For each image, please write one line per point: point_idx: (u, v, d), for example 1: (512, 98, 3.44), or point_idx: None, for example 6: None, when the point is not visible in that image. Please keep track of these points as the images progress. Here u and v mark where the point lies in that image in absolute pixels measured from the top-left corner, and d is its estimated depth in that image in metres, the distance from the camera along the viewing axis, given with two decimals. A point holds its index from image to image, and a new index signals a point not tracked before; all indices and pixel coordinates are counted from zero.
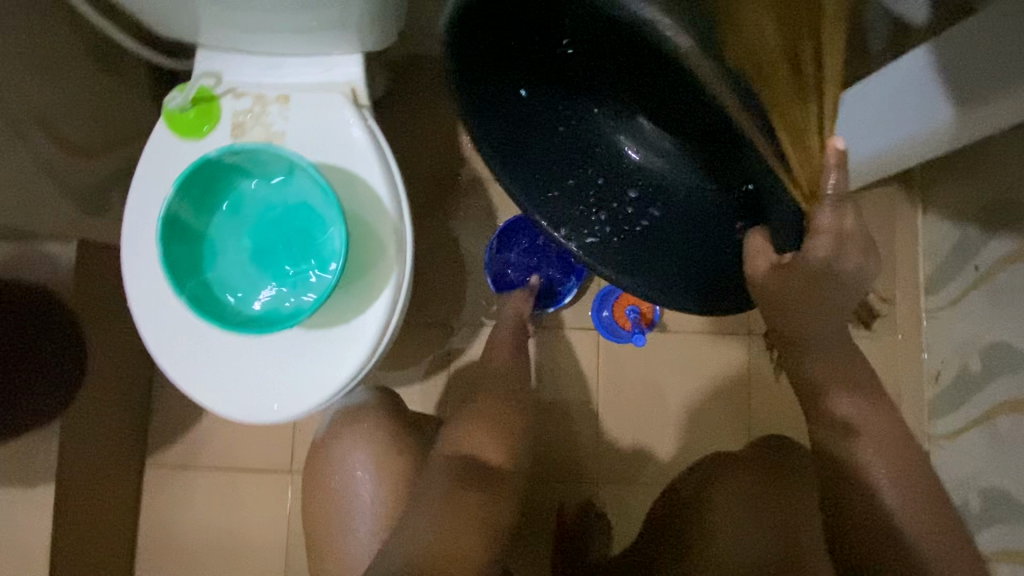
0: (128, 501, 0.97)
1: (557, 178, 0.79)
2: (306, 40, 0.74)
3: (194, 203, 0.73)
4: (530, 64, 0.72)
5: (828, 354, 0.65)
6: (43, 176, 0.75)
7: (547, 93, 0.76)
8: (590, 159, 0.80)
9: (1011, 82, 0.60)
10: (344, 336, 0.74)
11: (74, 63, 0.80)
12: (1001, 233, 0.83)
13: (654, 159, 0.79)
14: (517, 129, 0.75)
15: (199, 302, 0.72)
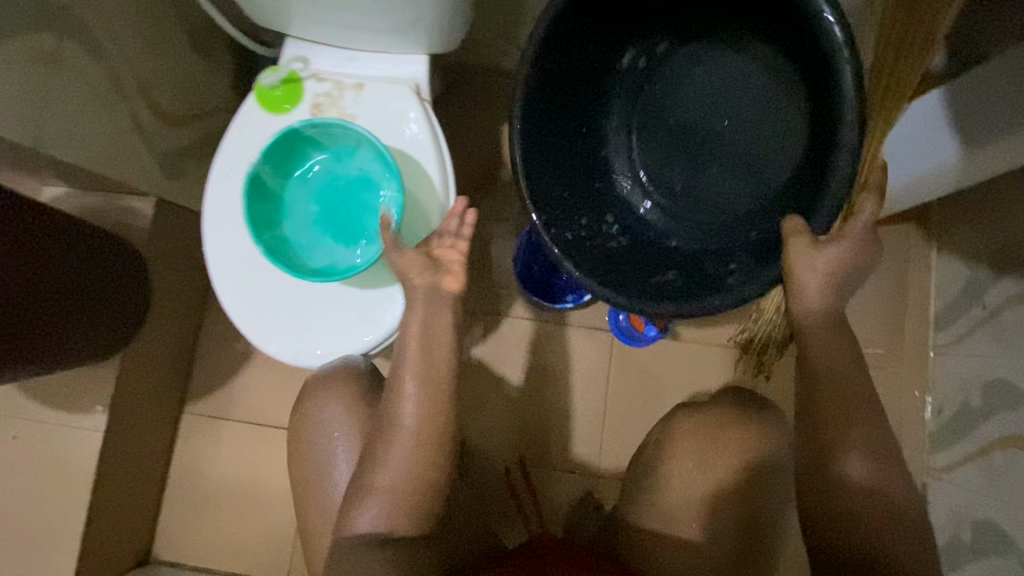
0: (166, 433, 1.11)
1: (564, 178, 0.81)
2: (381, 37, 0.77)
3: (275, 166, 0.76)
4: (583, 62, 0.80)
5: (849, 409, 0.66)
6: (123, 138, 0.88)
7: (578, 99, 0.83)
8: (587, 179, 0.85)
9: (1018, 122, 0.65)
10: (385, 296, 0.77)
11: (169, 44, 0.93)
12: (1008, 276, 0.92)
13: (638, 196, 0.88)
14: (545, 122, 0.77)
15: (273, 252, 0.74)
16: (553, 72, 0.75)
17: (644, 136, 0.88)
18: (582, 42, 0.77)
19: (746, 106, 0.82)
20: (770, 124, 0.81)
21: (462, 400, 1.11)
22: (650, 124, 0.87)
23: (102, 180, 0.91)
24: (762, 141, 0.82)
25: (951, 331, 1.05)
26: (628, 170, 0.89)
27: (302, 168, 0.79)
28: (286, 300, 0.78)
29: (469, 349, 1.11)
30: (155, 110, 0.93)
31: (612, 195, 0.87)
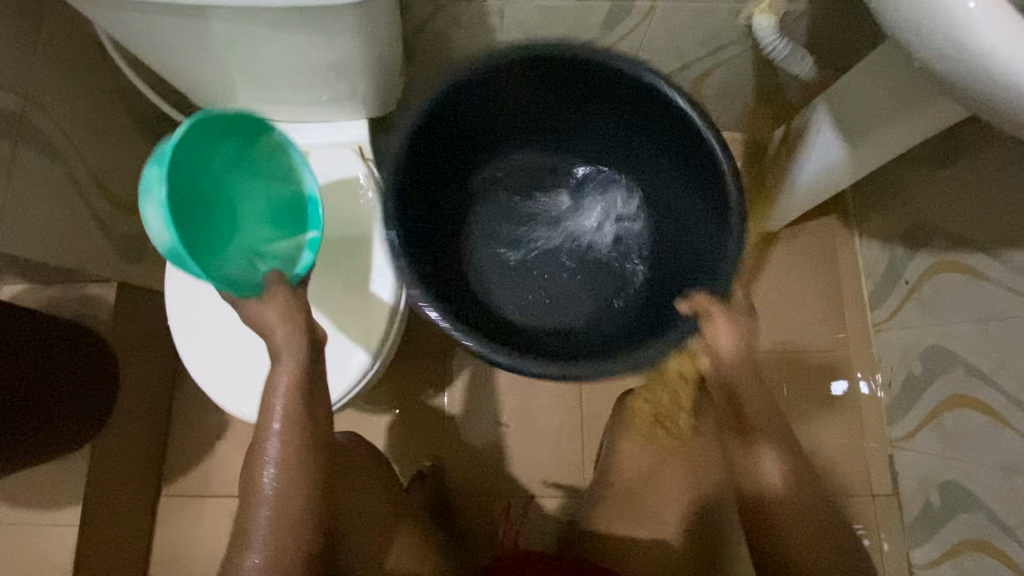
0: (143, 521, 1.08)
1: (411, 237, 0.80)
2: (322, 108, 0.84)
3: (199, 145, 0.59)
4: (458, 137, 0.85)
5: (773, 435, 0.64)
6: (85, 230, 0.92)
7: (438, 177, 0.87)
8: (425, 251, 0.86)
9: (901, 115, 0.72)
10: (350, 343, 0.80)
11: (123, 137, 0.99)
12: (922, 250, 1.02)
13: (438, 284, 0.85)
14: (399, 203, 0.77)
15: (195, 191, 0.59)
16: (423, 147, 0.79)
17: (483, 216, 0.96)
18: (461, 113, 0.81)
19: (578, 238, 0.97)
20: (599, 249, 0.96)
21: (440, 442, 1.12)
22: (504, 207, 0.97)
23: (62, 273, 0.94)
24: (577, 269, 0.96)
25: (884, 308, 1.13)
26: (451, 242, 0.94)
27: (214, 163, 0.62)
28: (260, 359, 0.81)
29: (442, 390, 1.13)
30: (111, 200, 0.97)
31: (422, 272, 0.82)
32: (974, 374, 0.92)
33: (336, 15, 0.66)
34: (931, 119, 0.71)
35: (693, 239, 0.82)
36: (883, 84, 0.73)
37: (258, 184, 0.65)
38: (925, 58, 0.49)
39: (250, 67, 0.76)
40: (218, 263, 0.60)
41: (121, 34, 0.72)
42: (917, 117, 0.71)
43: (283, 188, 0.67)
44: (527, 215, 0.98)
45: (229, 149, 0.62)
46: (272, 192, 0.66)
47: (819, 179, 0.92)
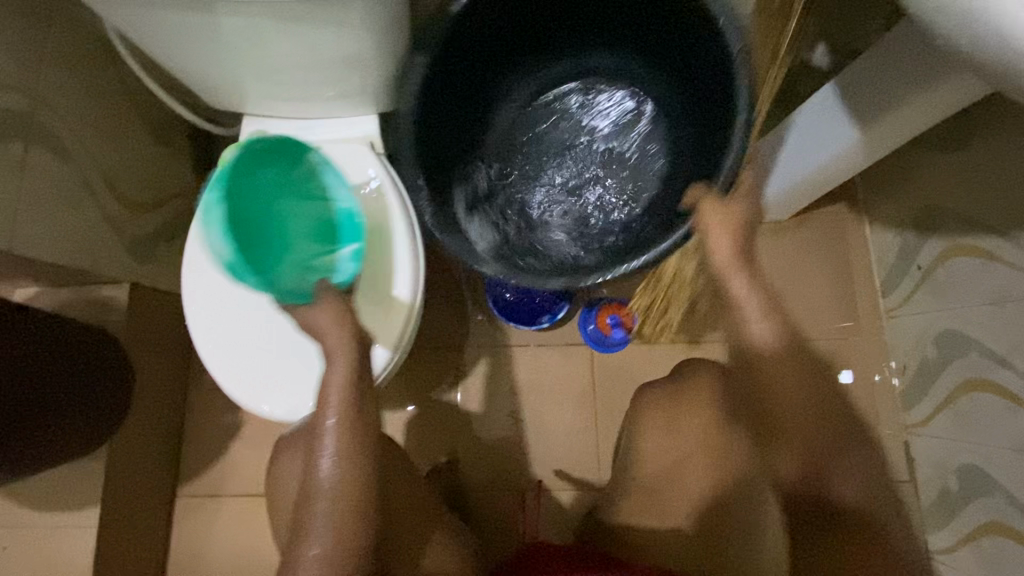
0: (160, 523, 1.08)
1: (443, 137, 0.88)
2: (333, 104, 0.84)
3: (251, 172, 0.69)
4: (497, 49, 0.91)
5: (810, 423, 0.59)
6: (98, 232, 0.92)
7: (478, 87, 0.94)
8: (458, 153, 0.94)
9: (917, 88, 0.72)
10: None
11: (133, 138, 0.99)
12: (934, 235, 1.01)
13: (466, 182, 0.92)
14: (432, 108, 0.84)
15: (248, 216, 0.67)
16: (460, 57, 0.84)
17: (519, 118, 1.03)
18: (499, 24, 0.86)
19: (608, 146, 1.03)
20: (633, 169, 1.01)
21: (455, 438, 1.12)
22: (540, 116, 1.04)
23: (75, 275, 0.94)
24: (603, 174, 1.02)
25: (897, 294, 1.13)
26: (489, 143, 1.02)
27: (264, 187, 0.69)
28: (283, 360, 0.80)
29: (455, 385, 1.13)
30: (123, 201, 0.97)
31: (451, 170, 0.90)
32: (990, 357, 0.91)
33: (346, 6, 0.65)
34: (948, 90, 0.70)
35: (702, 135, 0.88)
36: (895, 58, 0.73)
37: (307, 205, 0.72)
38: (944, 36, 0.49)
39: (260, 62, 0.75)
40: (275, 278, 0.67)
41: (131, 31, 0.71)
42: (935, 89, 0.70)
43: (329, 207, 0.73)
44: (563, 120, 1.04)
45: (271, 173, 0.70)
46: (321, 211, 0.72)
47: (835, 163, 0.90)
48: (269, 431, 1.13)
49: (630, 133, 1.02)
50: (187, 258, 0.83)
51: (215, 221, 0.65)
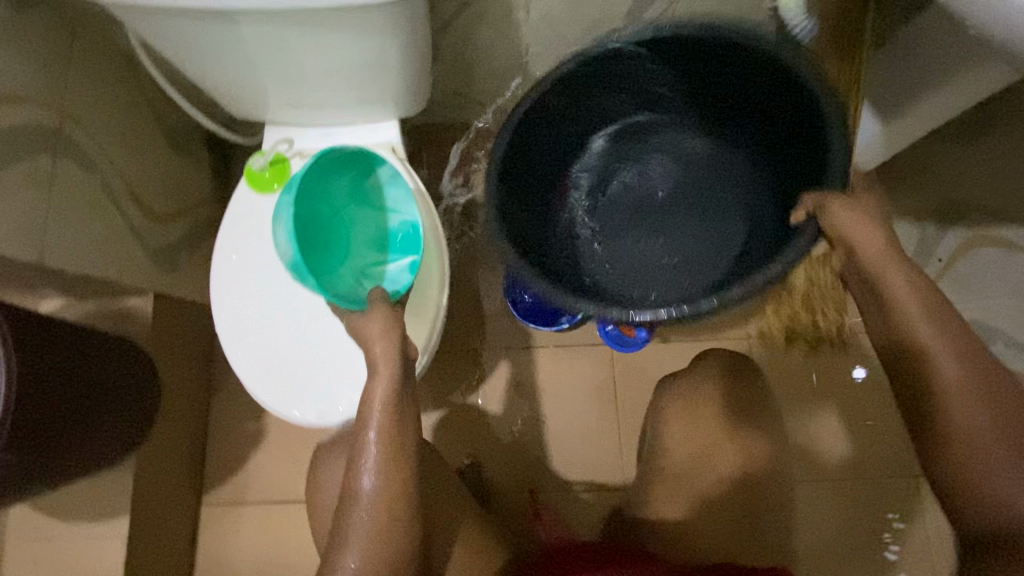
0: (186, 532, 1.09)
1: (523, 162, 0.78)
2: (355, 110, 0.85)
3: (324, 177, 0.75)
4: (641, 82, 0.80)
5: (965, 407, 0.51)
6: (125, 242, 0.93)
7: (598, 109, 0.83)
8: (531, 173, 0.82)
9: (951, 72, 0.71)
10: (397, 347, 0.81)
11: (154, 149, 1.00)
12: (955, 227, 1.01)
13: (529, 216, 0.80)
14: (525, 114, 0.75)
15: (317, 223, 0.76)
16: (575, 85, 0.77)
17: (633, 164, 0.89)
18: (647, 56, 0.75)
19: (689, 237, 0.86)
20: (700, 260, 0.84)
21: (478, 440, 1.12)
22: (661, 170, 0.89)
23: (100, 286, 0.94)
24: (665, 259, 0.86)
25: None
26: (584, 171, 0.89)
27: (333, 192, 0.77)
28: (313, 368, 0.81)
29: (476, 388, 1.13)
30: (146, 211, 0.97)
31: (523, 199, 0.79)
32: (1015, 347, 0.91)
33: (368, 13, 0.66)
34: (985, 73, 0.68)
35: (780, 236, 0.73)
36: (922, 40, 0.73)
37: (370, 214, 0.80)
38: (978, 25, 0.49)
39: (281, 69, 0.76)
40: (333, 282, 0.75)
41: (154, 41, 0.72)
42: (972, 74, 0.69)
43: (387, 219, 0.80)
44: (677, 183, 0.88)
45: (343, 182, 0.77)
46: (383, 221, 0.80)
47: (863, 152, 0.89)
48: (292, 437, 1.13)
49: (724, 242, 0.84)
50: (215, 268, 0.84)
51: (285, 223, 0.72)
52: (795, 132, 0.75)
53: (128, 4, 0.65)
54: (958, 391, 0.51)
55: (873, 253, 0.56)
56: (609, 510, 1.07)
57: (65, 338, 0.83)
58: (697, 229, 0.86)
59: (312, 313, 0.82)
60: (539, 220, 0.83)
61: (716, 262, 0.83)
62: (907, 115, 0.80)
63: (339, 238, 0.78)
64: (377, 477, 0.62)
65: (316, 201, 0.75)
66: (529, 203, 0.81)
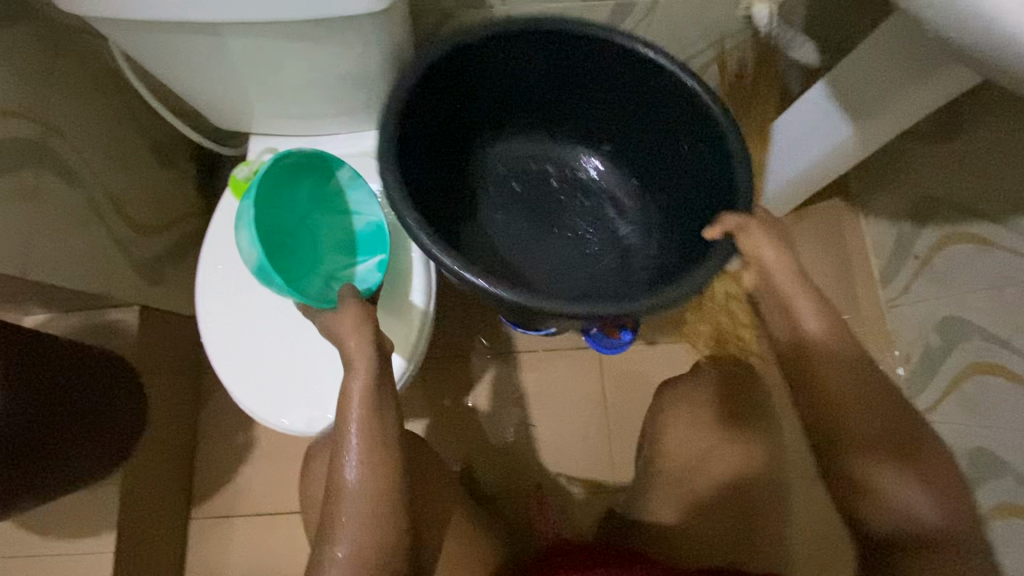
0: (174, 546, 1.07)
1: (430, 110, 0.80)
2: (339, 120, 0.85)
3: (283, 183, 0.74)
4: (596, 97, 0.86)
5: (858, 408, 0.57)
6: (111, 255, 0.92)
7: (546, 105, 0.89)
8: (445, 138, 0.87)
9: (909, 83, 0.74)
10: None
11: (140, 162, 1.00)
12: (929, 225, 1.04)
13: (417, 164, 0.82)
14: (463, 82, 0.81)
15: (279, 230, 0.74)
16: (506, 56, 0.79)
17: (562, 164, 0.95)
18: (608, 75, 0.81)
19: (563, 245, 0.93)
20: (564, 256, 0.92)
21: (468, 446, 1.12)
22: (581, 179, 0.95)
23: (86, 300, 0.94)
24: (534, 257, 0.92)
25: (897, 284, 1.15)
26: (511, 150, 0.95)
27: (295, 199, 0.76)
28: (299, 376, 0.81)
29: (466, 393, 1.14)
30: (132, 224, 0.97)
31: (415, 146, 0.80)
32: (992, 340, 0.93)
33: (350, 24, 0.67)
34: (942, 83, 0.72)
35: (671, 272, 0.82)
36: (882, 54, 0.76)
37: (335, 218, 0.79)
38: (937, 26, 0.51)
39: (265, 80, 0.77)
40: (303, 287, 0.73)
41: (138, 55, 0.73)
42: (928, 83, 0.73)
43: (354, 223, 0.79)
44: (585, 201, 0.95)
45: (304, 188, 0.77)
46: (350, 224, 0.79)
47: (827, 158, 0.93)
48: (282, 448, 1.12)
49: (587, 268, 0.92)
50: (200, 279, 0.84)
51: (245, 232, 0.69)
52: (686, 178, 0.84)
53: (111, 18, 0.65)
54: (849, 400, 0.57)
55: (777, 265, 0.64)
56: (601, 513, 1.08)
57: (51, 351, 0.82)
58: (575, 229, 0.94)
59: (297, 320, 0.82)
60: (427, 168, 0.85)
61: (574, 277, 0.91)
62: (867, 125, 0.84)
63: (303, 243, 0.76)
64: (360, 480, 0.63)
65: (277, 209, 0.74)
66: (422, 152, 0.83)
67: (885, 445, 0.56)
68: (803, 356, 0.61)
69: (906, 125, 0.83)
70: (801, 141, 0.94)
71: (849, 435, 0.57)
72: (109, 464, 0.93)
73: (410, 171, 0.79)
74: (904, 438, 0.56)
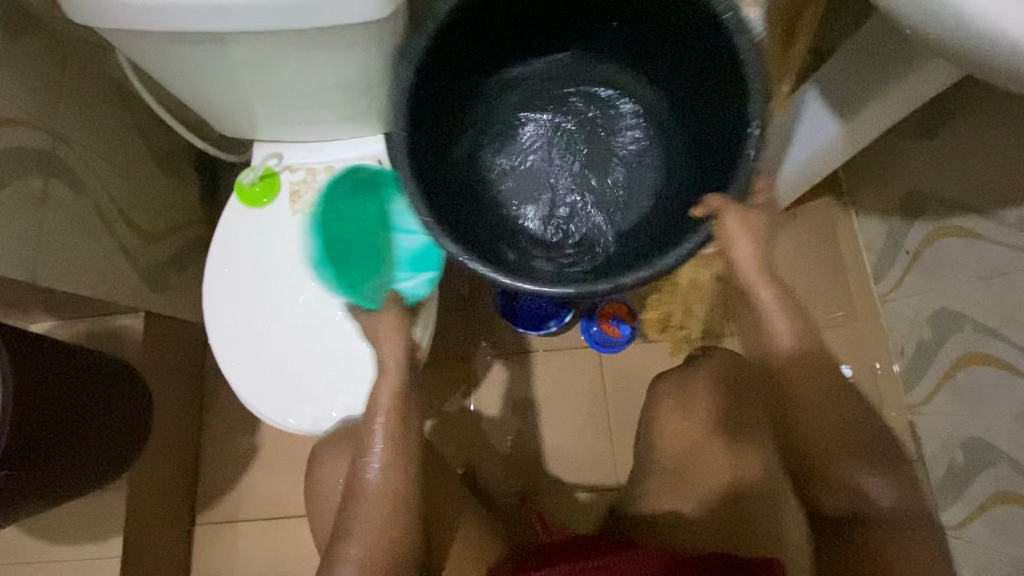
0: (180, 552, 1.08)
1: (473, 50, 0.79)
2: (339, 126, 0.87)
3: (351, 198, 0.85)
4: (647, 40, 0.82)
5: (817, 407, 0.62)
6: (118, 261, 0.94)
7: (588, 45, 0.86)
8: (482, 76, 0.86)
9: (893, 78, 0.76)
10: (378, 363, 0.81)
11: (146, 171, 1.02)
12: (918, 220, 1.06)
13: (455, 100, 0.83)
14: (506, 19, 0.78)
15: (342, 238, 0.84)
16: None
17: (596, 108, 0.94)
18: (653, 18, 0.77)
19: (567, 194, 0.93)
20: (573, 203, 0.92)
21: (471, 446, 1.13)
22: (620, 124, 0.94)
23: (90, 307, 0.95)
24: (548, 195, 0.93)
25: (888, 279, 1.17)
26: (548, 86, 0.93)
27: (364, 211, 0.85)
28: (306, 375, 0.82)
29: (469, 395, 1.15)
30: (137, 231, 0.99)
31: (455, 86, 0.81)
32: (982, 330, 0.95)
33: (350, 33, 0.69)
34: (926, 80, 0.73)
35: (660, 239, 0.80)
36: (868, 54, 0.79)
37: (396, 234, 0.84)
38: (913, 23, 0.53)
39: (267, 88, 0.79)
40: (358, 289, 0.82)
41: (144, 64, 0.75)
42: (910, 78, 0.74)
43: (411, 237, 0.84)
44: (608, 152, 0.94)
45: (374, 205, 0.85)
46: (399, 243, 0.84)
47: (823, 153, 0.94)
48: (286, 452, 1.13)
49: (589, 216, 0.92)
50: (207, 279, 0.86)
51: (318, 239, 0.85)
52: (712, 136, 0.79)
53: (120, 26, 0.67)
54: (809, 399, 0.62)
55: (749, 272, 0.66)
56: (604, 508, 1.09)
57: (61, 355, 0.84)
58: (590, 179, 0.94)
59: (300, 320, 0.84)
60: (467, 99, 0.86)
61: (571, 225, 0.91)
62: (865, 116, 0.84)
63: (367, 254, 0.83)
64: (370, 474, 0.64)
65: (348, 220, 0.85)
66: (464, 89, 0.84)
67: (848, 440, 0.60)
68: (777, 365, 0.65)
69: (891, 121, 0.84)
70: (812, 130, 0.92)
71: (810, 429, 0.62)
72: (116, 469, 0.93)
73: (444, 109, 0.80)
74: (865, 438, 0.61)
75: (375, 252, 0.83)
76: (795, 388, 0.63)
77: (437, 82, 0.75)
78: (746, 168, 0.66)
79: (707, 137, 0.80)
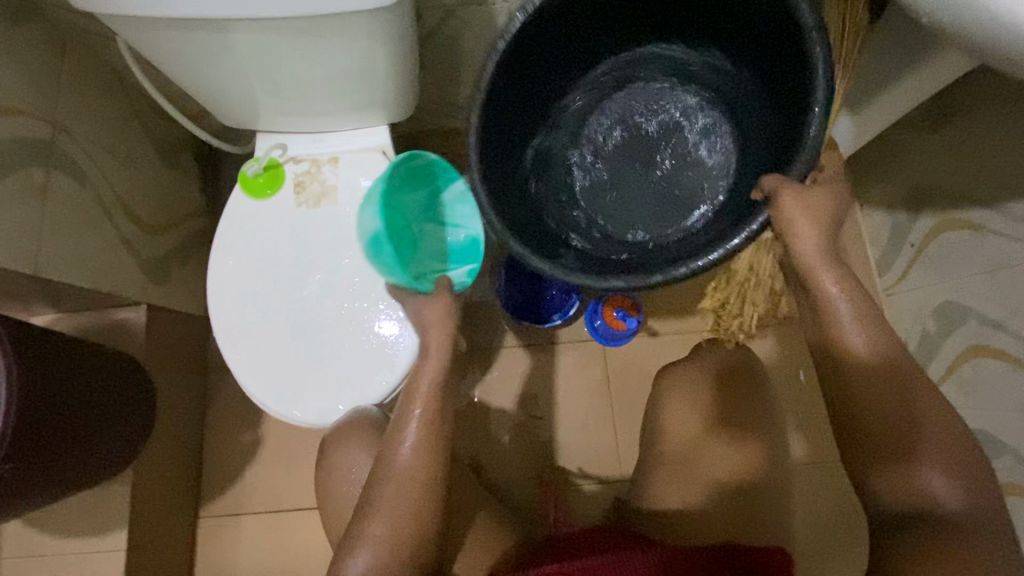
0: (184, 545, 1.08)
1: (551, 45, 0.77)
2: (343, 116, 0.86)
3: (405, 179, 0.77)
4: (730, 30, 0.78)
5: (880, 396, 0.53)
6: (120, 254, 0.93)
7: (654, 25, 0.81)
8: (563, 70, 0.84)
9: (918, 60, 0.74)
10: (383, 354, 0.81)
11: (147, 162, 1.01)
12: (924, 213, 1.06)
13: (529, 96, 0.80)
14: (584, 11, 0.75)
15: (393, 216, 0.76)
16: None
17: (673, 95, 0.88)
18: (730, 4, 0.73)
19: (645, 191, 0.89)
20: (641, 199, 0.88)
21: (475, 439, 1.13)
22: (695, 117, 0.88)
23: (92, 300, 0.94)
24: (619, 190, 0.89)
25: (892, 273, 1.15)
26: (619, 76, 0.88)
27: (414, 197, 0.79)
28: (311, 367, 0.82)
29: (474, 387, 1.15)
30: (138, 223, 0.98)
31: (531, 81, 0.79)
32: (987, 323, 0.95)
33: (357, 21, 0.68)
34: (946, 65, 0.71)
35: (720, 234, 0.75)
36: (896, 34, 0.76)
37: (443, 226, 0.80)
38: (930, 11, 0.53)
39: (272, 77, 0.78)
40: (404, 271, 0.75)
41: (148, 52, 0.74)
42: (930, 64, 0.72)
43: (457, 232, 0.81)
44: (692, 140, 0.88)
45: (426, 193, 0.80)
46: (447, 236, 0.80)
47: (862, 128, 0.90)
48: (290, 445, 1.13)
49: (654, 213, 0.87)
50: (211, 271, 0.85)
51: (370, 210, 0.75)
52: (785, 128, 0.73)
53: (121, 13, 0.66)
54: (868, 387, 0.54)
55: (811, 255, 0.58)
56: (608, 501, 1.09)
57: (65, 347, 0.83)
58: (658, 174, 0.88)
59: (305, 312, 0.83)
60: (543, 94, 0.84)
61: (644, 222, 0.87)
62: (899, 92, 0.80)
63: (415, 241, 0.78)
64: (377, 466, 0.64)
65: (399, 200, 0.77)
66: (540, 85, 0.81)
67: (913, 438, 0.51)
68: (834, 359, 0.56)
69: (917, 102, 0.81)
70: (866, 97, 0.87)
71: (868, 419, 0.53)
72: (120, 462, 0.93)
73: (518, 104, 0.78)
74: (938, 436, 0.51)
75: (422, 241, 0.78)
76: (851, 372, 0.55)
77: (512, 76, 0.72)
78: (808, 150, 0.62)
79: (787, 122, 0.73)
